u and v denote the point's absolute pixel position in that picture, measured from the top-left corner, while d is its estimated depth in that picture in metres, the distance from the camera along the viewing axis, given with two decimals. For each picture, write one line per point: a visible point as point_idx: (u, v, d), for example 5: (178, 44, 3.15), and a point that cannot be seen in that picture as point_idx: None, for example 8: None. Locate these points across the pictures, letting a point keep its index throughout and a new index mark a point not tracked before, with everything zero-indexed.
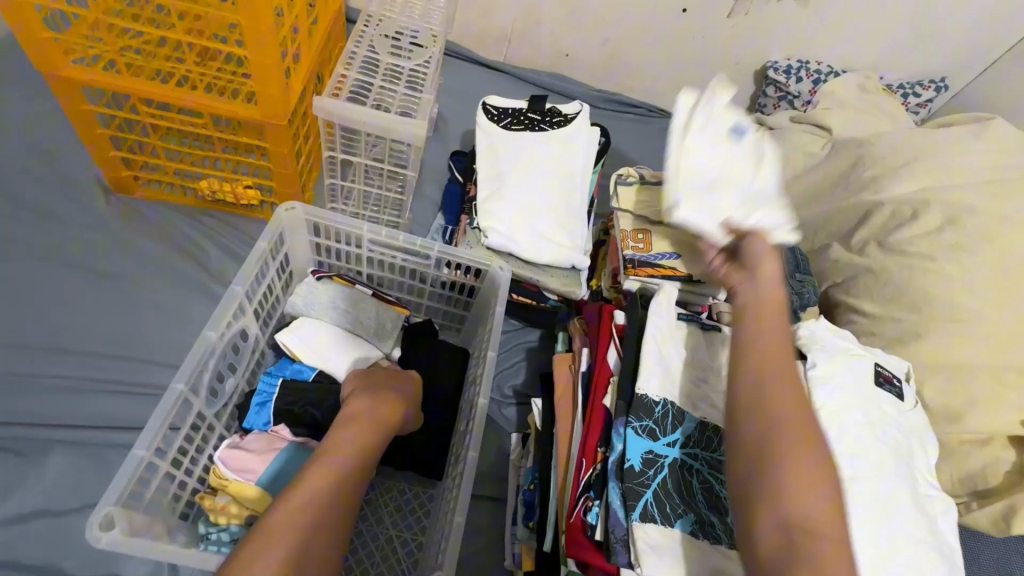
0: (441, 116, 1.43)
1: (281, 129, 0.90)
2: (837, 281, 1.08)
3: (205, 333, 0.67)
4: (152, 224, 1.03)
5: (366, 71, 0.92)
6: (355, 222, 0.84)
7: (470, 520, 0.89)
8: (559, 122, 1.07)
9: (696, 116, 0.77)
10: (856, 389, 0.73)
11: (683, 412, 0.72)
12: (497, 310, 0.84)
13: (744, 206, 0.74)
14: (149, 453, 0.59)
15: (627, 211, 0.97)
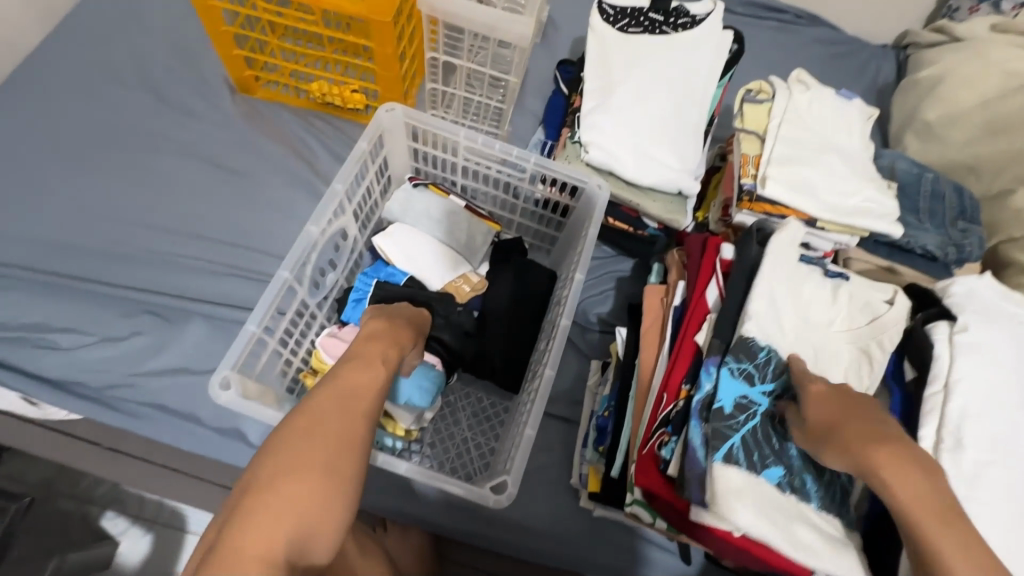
0: (552, 22, 1.32)
1: (387, 27, 0.88)
2: (1015, 236, 0.89)
3: (307, 228, 0.70)
4: (271, 125, 1.09)
5: None
6: (452, 128, 0.81)
7: (544, 435, 0.91)
8: (685, 24, 0.94)
9: (783, 103, 0.83)
10: (1015, 363, 0.60)
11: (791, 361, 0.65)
12: (589, 232, 0.80)
13: (842, 190, 0.75)
14: (259, 329, 0.65)
15: (754, 133, 0.82)
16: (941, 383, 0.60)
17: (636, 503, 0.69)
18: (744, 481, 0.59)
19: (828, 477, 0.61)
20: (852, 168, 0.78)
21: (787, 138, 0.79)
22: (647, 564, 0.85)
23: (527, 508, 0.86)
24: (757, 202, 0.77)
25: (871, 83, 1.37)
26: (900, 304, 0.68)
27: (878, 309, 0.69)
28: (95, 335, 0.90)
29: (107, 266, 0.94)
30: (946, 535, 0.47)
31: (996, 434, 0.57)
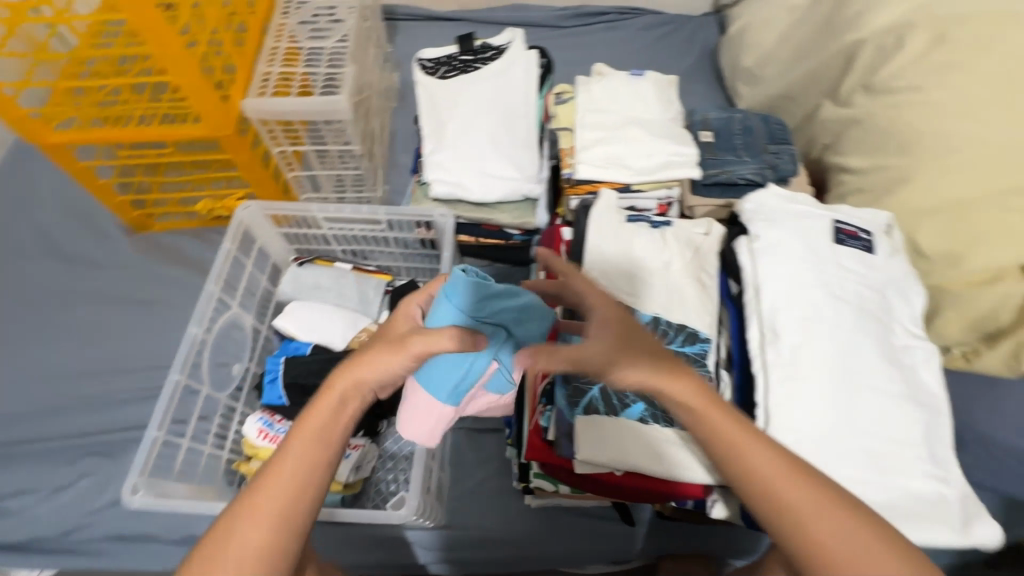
0: (404, 84, 1.44)
1: (232, 138, 0.98)
2: (827, 143, 0.98)
3: (187, 330, 0.78)
4: (170, 251, 1.18)
5: (287, 62, 0.99)
6: (304, 207, 0.91)
7: (480, 451, 0.96)
8: (492, 56, 1.06)
9: (583, 97, 0.94)
10: (806, 251, 0.68)
11: (634, 309, 0.72)
12: (447, 256, 0.91)
13: (644, 157, 0.86)
14: (160, 432, 0.72)
15: (568, 129, 0.93)
16: (752, 288, 0.68)
17: (538, 476, 0.74)
18: (615, 427, 0.65)
19: None
20: (652, 133, 0.88)
21: (590, 124, 0.89)
22: (604, 539, 0.88)
23: (481, 522, 0.90)
24: (577, 185, 0.88)
25: (702, 48, 1.49)
26: (713, 233, 0.78)
27: (698, 240, 0.78)
28: (45, 490, 0.94)
29: (45, 424, 1.00)
30: (779, 461, 0.46)
31: (804, 317, 0.64)
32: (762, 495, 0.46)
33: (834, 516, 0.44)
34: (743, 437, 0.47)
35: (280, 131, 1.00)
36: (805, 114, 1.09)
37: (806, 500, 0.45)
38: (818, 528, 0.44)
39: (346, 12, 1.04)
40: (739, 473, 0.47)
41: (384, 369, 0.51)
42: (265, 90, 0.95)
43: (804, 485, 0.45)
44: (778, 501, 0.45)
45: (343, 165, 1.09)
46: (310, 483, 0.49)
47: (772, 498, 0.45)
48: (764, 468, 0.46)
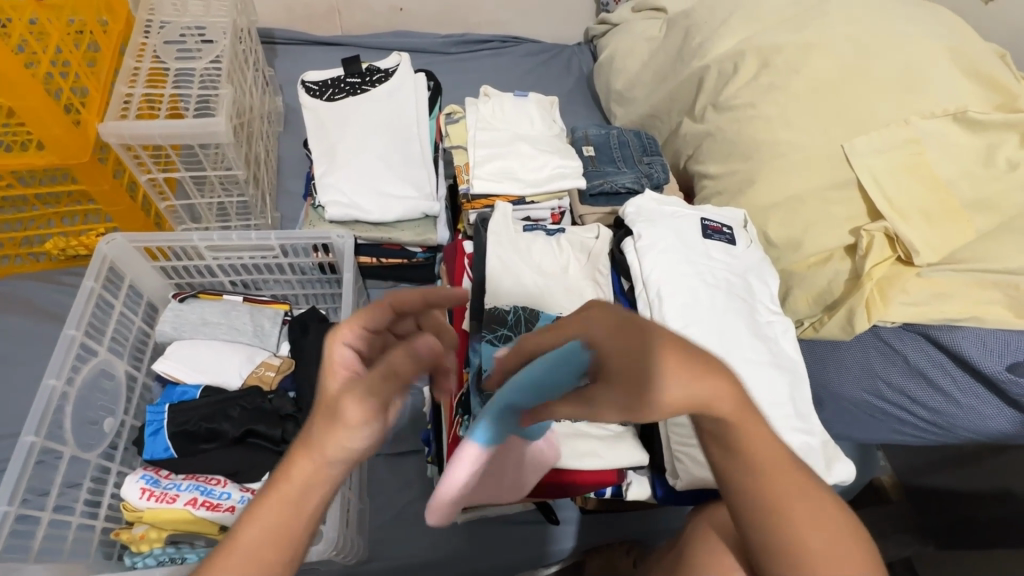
0: (290, 108, 1.39)
1: (90, 167, 0.88)
2: (690, 153, 1.11)
3: (44, 383, 0.68)
4: (7, 300, 1.01)
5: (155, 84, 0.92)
6: (183, 236, 0.84)
7: (399, 475, 0.93)
8: (380, 79, 1.06)
9: (470, 117, 0.98)
10: (680, 246, 0.76)
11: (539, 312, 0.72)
12: (347, 276, 0.88)
13: (532, 171, 0.92)
14: (13, 505, 0.61)
15: (461, 146, 0.96)
16: (641, 282, 0.75)
17: None
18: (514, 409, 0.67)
19: None
20: (537, 148, 0.94)
21: (480, 142, 0.93)
22: (530, 545, 0.89)
23: (405, 550, 0.87)
24: (474, 200, 0.91)
25: (578, 74, 1.62)
26: (603, 235, 0.83)
27: (589, 243, 0.83)
28: None
29: None
30: (801, 491, 0.41)
31: (685, 304, 0.72)
32: (775, 525, 0.41)
33: (846, 555, 0.40)
34: (776, 465, 0.41)
35: (149, 157, 0.91)
36: (669, 130, 1.23)
37: (822, 535, 0.41)
38: (835, 565, 0.40)
39: (218, 33, 0.99)
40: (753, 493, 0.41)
41: (367, 409, 0.36)
42: (126, 113, 0.87)
43: (820, 523, 0.41)
44: (789, 540, 0.41)
45: (224, 193, 1.02)
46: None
47: (782, 518, 0.41)
48: (785, 497, 0.41)
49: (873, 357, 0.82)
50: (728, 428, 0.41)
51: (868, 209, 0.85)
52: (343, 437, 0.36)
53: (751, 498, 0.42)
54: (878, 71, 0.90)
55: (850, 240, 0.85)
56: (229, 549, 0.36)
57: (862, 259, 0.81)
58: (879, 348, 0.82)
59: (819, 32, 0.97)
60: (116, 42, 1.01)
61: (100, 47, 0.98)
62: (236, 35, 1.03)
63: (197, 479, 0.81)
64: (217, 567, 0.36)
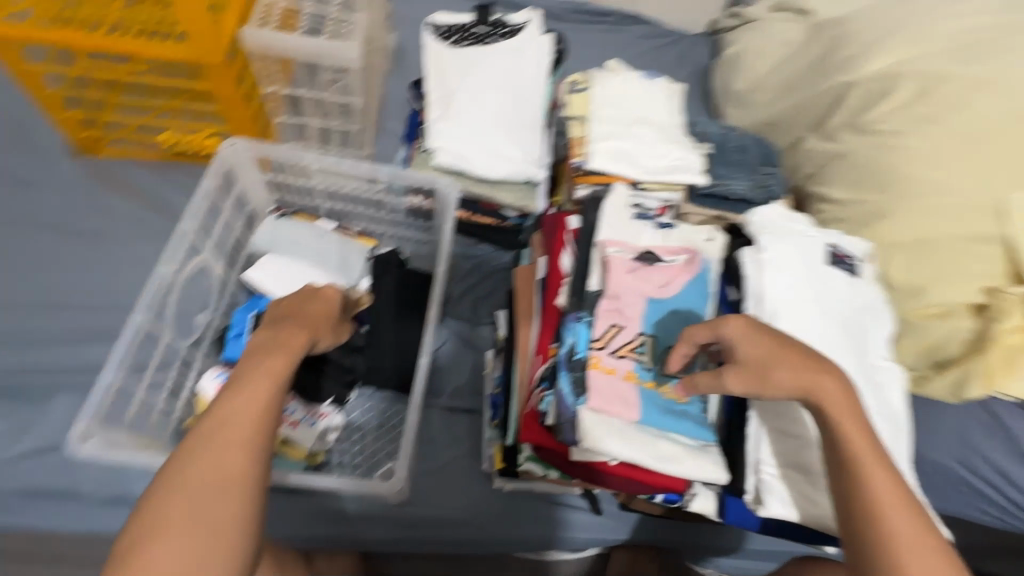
0: (399, 46, 1.37)
1: (220, 68, 0.90)
2: (810, 172, 1.04)
3: (157, 268, 0.71)
4: (116, 181, 1.05)
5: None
6: (299, 154, 0.85)
7: (451, 430, 0.94)
8: (507, 33, 1.04)
9: (595, 90, 0.94)
10: (802, 265, 0.72)
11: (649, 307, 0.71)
12: (447, 226, 0.87)
13: (653, 157, 0.88)
14: (117, 378, 0.64)
15: (580, 118, 0.92)
16: (752, 296, 0.70)
17: (528, 460, 0.72)
18: (609, 380, 0.66)
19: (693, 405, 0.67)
20: (660, 135, 0.90)
21: (603, 118, 0.91)
22: (565, 526, 0.89)
23: (445, 502, 0.89)
24: (587, 175, 0.88)
25: (693, 66, 1.54)
26: (716, 239, 0.79)
27: (701, 244, 0.79)
28: None
29: None
30: (891, 488, 0.56)
31: (795, 329, 0.68)
32: (871, 510, 0.56)
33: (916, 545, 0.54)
34: (871, 465, 0.57)
35: (276, 69, 0.92)
36: (788, 143, 1.16)
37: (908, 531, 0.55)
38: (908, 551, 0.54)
39: None
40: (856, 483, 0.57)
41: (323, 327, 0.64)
42: (266, 22, 0.87)
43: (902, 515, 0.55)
44: (878, 523, 0.55)
45: (334, 120, 1.02)
46: (254, 441, 0.53)
47: (874, 515, 0.55)
48: (881, 490, 0.56)
49: (971, 425, 0.78)
50: (839, 426, 0.58)
51: (1007, 271, 0.80)
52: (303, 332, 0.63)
53: (852, 488, 0.57)
54: None
55: (980, 299, 0.79)
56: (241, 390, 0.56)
57: (992, 322, 0.76)
58: (981, 418, 0.78)
59: (992, 69, 0.89)
60: None
61: None
62: None
63: None
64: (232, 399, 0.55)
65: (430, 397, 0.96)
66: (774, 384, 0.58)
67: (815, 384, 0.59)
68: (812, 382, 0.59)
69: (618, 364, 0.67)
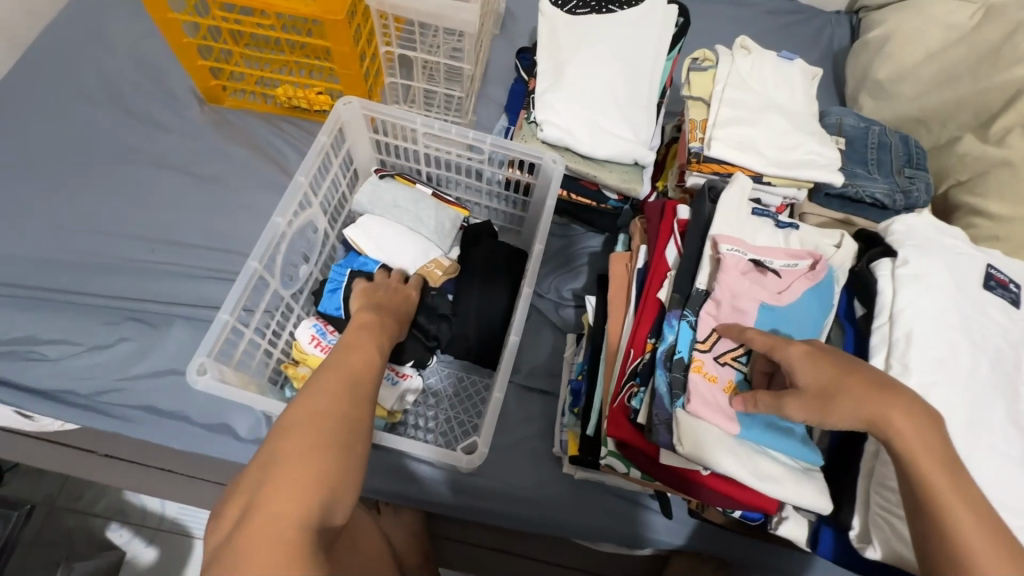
0: (508, 12, 1.33)
1: (341, 26, 0.90)
2: (961, 179, 0.91)
3: (274, 219, 0.74)
4: (237, 131, 1.11)
5: None
6: (409, 115, 0.85)
7: (525, 408, 0.94)
8: (629, 2, 0.97)
9: (723, 68, 0.86)
10: (953, 287, 0.63)
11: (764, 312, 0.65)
12: (548, 203, 0.85)
13: (782, 148, 0.79)
14: (232, 317, 0.68)
15: (701, 99, 0.85)
16: (885, 314, 0.63)
17: (610, 456, 0.69)
18: (710, 388, 0.61)
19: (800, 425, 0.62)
20: (792, 124, 0.81)
21: (730, 100, 0.82)
22: (632, 523, 0.86)
23: (513, 477, 0.89)
24: (704, 163, 0.80)
25: (826, 48, 1.38)
26: (846, 247, 0.71)
27: (827, 250, 0.71)
28: (83, 347, 0.90)
29: (83, 278, 0.96)
30: (974, 527, 0.46)
31: (938, 357, 0.60)
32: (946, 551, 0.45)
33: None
34: (947, 495, 0.47)
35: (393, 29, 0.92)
36: (936, 144, 1.02)
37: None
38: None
39: None
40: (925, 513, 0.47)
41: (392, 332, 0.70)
42: None
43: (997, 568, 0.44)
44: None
45: (442, 84, 1.01)
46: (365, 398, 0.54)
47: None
48: (965, 526, 0.45)
49: None
50: (918, 470, 0.48)
51: None
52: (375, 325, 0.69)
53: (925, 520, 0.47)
54: None
55: None
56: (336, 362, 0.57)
57: None
58: None
59: None
60: None
61: None
62: None
63: None
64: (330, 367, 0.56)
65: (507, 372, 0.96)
66: (837, 413, 0.50)
67: (880, 412, 0.49)
68: (875, 412, 0.49)
69: (721, 371, 0.62)
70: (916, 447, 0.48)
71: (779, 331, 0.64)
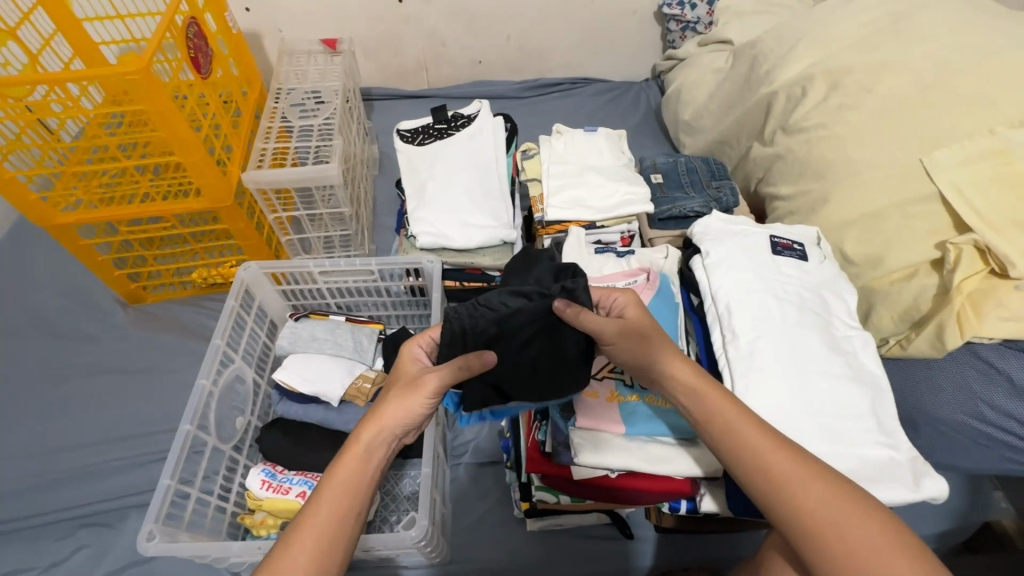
0: (384, 154, 1.56)
1: (231, 208, 1.07)
2: (760, 176, 1.12)
3: (197, 382, 0.83)
4: (162, 320, 1.22)
5: (305, 138, 1.13)
6: (301, 262, 0.99)
7: (479, 483, 0.99)
8: (463, 124, 1.19)
9: (544, 152, 1.07)
10: (748, 259, 0.79)
11: None
12: (436, 297, 0.98)
13: (603, 198, 0.99)
14: (173, 480, 0.74)
15: (536, 179, 1.05)
16: (710, 297, 0.78)
17: (540, 490, 0.78)
18: (592, 402, 0.73)
19: None
20: (607, 176, 1.01)
21: (554, 174, 1.02)
22: (606, 558, 0.91)
23: (484, 554, 0.92)
24: (548, 227, 1.00)
25: (647, 108, 1.68)
26: (671, 255, 0.88)
27: (659, 263, 0.88)
28: (41, 567, 0.92)
29: (34, 499, 0.99)
30: (788, 457, 0.51)
31: (755, 317, 0.74)
32: (771, 488, 0.50)
33: (844, 510, 0.47)
34: (757, 440, 0.52)
35: (276, 199, 1.09)
36: (739, 155, 1.25)
37: (825, 498, 0.48)
38: (836, 519, 0.47)
39: (331, 95, 1.19)
40: (754, 470, 0.51)
41: (403, 408, 0.58)
42: (262, 164, 1.05)
43: (816, 483, 0.49)
44: (771, 487, 0.50)
45: (330, 228, 1.17)
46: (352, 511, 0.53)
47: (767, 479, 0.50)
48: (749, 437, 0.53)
49: (971, 377, 0.78)
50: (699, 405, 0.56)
51: (954, 222, 0.81)
52: (381, 430, 0.57)
53: (752, 476, 0.51)
54: (960, 83, 0.87)
55: (937, 254, 0.81)
56: (316, 503, 0.53)
57: (950, 274, 0.77)
58: (976, 367, 0.78)
59: (893, 52, 0.96)
60: (253, 108, 1.23)
61: (242, 112, 1.20)
62: (345, 96, 1.22)
63: (307, 476, 0.93)
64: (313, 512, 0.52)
65: (454, 456, 1.02)
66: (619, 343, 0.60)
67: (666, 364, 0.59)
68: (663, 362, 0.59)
69: (600, 386, 0.74)
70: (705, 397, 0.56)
71: None
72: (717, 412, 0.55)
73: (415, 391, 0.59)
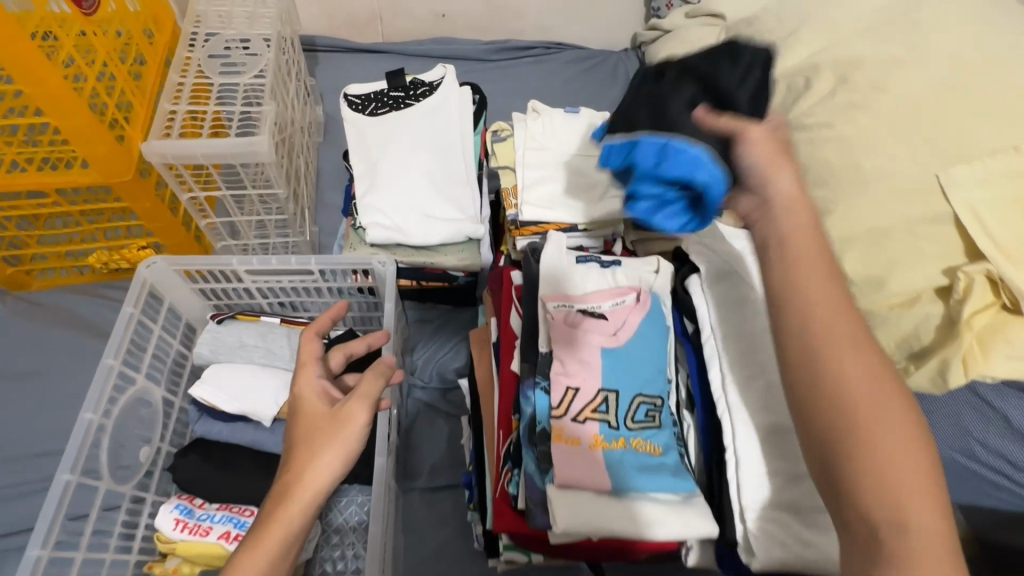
0: (330, 117, 1.35)
1: (131, 184, 0.86)
2: None
3: (81, 416, 0.66)
4: (51, 313, 1.00)
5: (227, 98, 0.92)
6: (221, 259, 0.81)
7: (435, 512, 0.89)
8: (424, 92, 1.01)
9: (518, 133, 0.92)
10: (753, 285, 0.70)
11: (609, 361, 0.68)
12: (388, 305, 0.83)
13: (585, 196, 0.87)
14: (45, 550, 0.59)
15: (509, 168, 0.91)
16: (710, 327, 0.70)
17: (508, 548, 0.70)
18: (574, 453, 0.62)
19: (672, 457, 0.64)
20: (591, 168, 0.88)
21: (531, 163, 0.89)
22: None
23: None
24: (523, 227, 0.86)
25: (625, 82, 1.54)
26: (663, 270, 0.77)
27: (649, 279, 0.77)
28: None
29: None
30: (912, 455, 0.41)
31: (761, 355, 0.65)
32: (871, 468, 0.40)
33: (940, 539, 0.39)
34: (885, 409, 0.42)
35: (191, 176, 0.89)
36: None
37: (907, 466, 0.40)
38: (926, 540, 0.39)
39: (262, 45, 0.97)
40: (829, 376, 0.43)
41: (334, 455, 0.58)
42: (169, 131, 0.85)
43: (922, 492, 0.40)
44: (875, 471, 0.40)
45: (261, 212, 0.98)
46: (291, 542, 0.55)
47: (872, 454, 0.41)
48: (863, 400, 0.42)
49: (963, 413, 0.75)
50: (819, 343, 0.43)
51: (965, 247, 0.75)
52: (320, 469, 0.57)
53: (850, 443, 0.41)
54: (978, 92, 0.80)
55: (944, 281, 0.75)
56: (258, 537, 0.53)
57: (958, 305, 0.72)
58: (973, 405, 0.74)
59: (908, 46, 0.86)
60: (163, 54, 0.99)
61: (146, 59, 0.97)
62: (280, 47, 1.01)
63: (232, 511, 0.79)
64: (252, 548, 0.53)
65: (408, 479, 0.91)
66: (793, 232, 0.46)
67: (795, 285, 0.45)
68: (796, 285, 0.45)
69: (582, 431, 0.64)
70: (843, 334, 0.44)
71: (623, 371, 0.67)
72: (836, 355, 0.43)
73: (344, 426, 0.59)
